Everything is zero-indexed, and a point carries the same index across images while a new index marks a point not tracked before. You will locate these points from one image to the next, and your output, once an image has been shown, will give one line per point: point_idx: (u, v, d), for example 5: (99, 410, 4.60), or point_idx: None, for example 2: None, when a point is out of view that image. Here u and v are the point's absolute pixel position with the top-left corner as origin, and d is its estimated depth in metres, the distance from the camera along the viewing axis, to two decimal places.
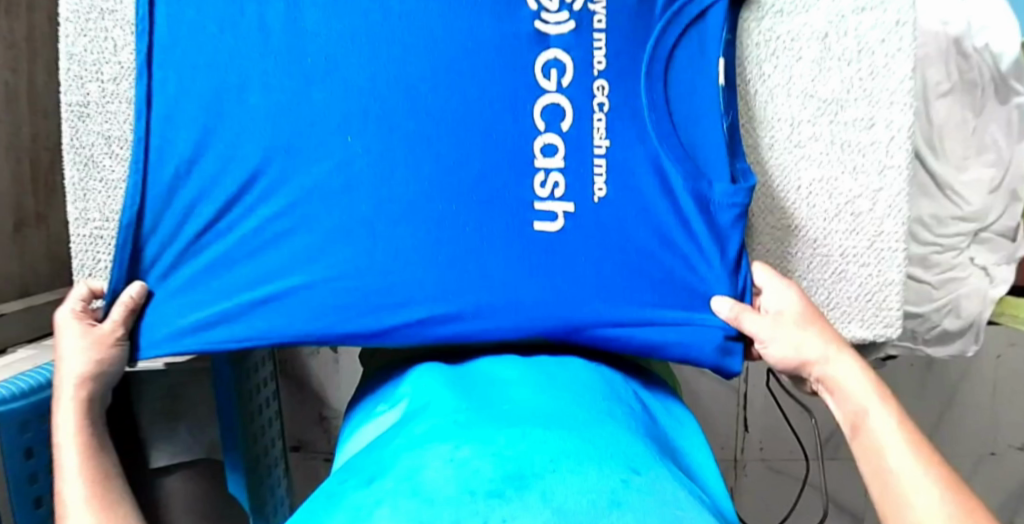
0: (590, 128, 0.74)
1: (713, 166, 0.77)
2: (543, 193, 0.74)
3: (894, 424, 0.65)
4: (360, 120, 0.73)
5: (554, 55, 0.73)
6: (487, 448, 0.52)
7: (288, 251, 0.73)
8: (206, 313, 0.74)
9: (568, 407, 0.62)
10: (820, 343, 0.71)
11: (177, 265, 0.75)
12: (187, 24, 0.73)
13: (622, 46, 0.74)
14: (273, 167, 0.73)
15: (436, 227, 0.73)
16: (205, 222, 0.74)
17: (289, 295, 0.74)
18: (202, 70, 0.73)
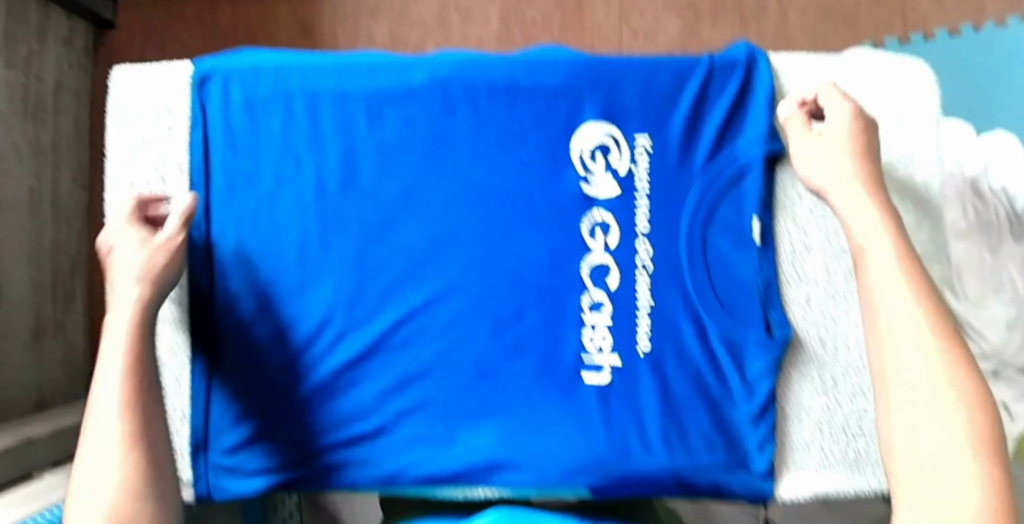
0: (634, 286, 0.72)
1: (748, 318, 0.73)
2: (591, 347, 0.73)
3: (951, 396, 0.49)
4: (415, 276, 0.73)
5: (602, 217, 0.71)
6: None
7: (358, 397, 0.73)
8: (264, 465, 0.73)
9: None
10: (883, 248, 0.58)
11: (242, 415, 0.74)
12: (241, 179, 0.72)
13: (664, 206, 0.71)
14: (336, 320, 0.73)
15: (490, 379, 0.73)
16: (262, 377, 0.73)
17: (366, 444, 0.74)
18: (257, 227, 0.73)
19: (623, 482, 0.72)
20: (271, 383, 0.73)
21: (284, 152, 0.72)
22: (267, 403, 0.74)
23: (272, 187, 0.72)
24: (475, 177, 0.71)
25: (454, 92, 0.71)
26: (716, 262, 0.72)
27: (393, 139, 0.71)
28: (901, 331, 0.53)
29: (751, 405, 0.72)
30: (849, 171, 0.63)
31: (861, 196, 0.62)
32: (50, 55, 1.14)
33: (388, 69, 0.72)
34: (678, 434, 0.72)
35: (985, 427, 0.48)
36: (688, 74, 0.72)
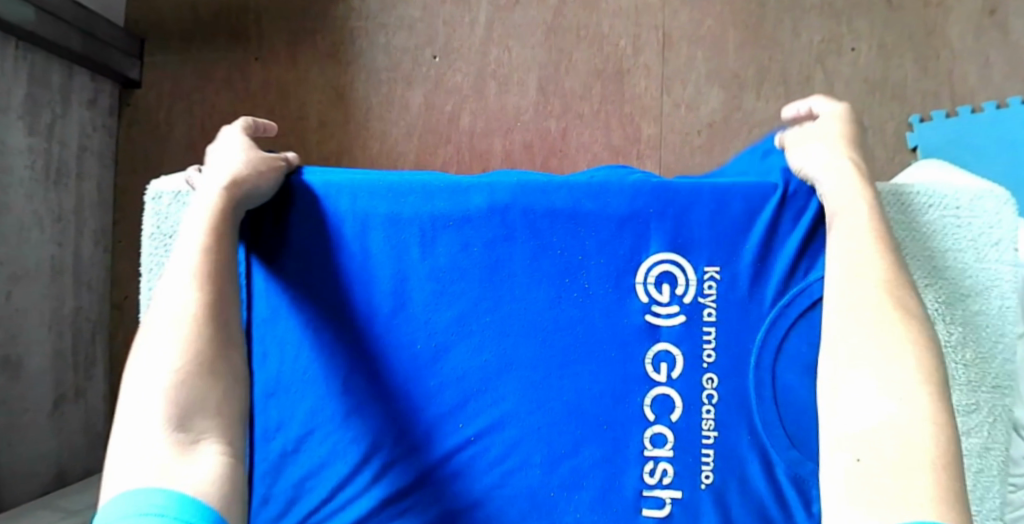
0: (698, 418, 0.71)
1: (817, 452, 0.70)
2: (651, 480, 0.70)
3: (917, 380, 0.49)
4: (469, 406, 0.71)
5: (666, 347, 0.71)
6: None
7: None
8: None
9: None
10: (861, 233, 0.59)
11: None
12: (299, 306, 0.71)
13: (733, 337, 0.71)
14: (384, 451, 0.70)
15: (546, 515, 0.70)
16: (306, 507, 0.70)
17: None
18: (315, 349, 0.71)
19: None
20: (315, 513, 0.70)
21: (346, 277, 0.71)
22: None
23: (332, 311, 0.71)
24: (542, 306, 0.71)
25: (518, 220, 0.72)
26: (783, 394, 0.70)
27: (459, 264, 0.72)
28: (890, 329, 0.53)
29: None
30: (850, 173, 0.63)
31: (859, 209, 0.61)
32: (76, 120, 1.11)
33: (443, 191, 0.72)
34: None
35: (945, 452, 0.46)
36: (761, 206, 0.70)
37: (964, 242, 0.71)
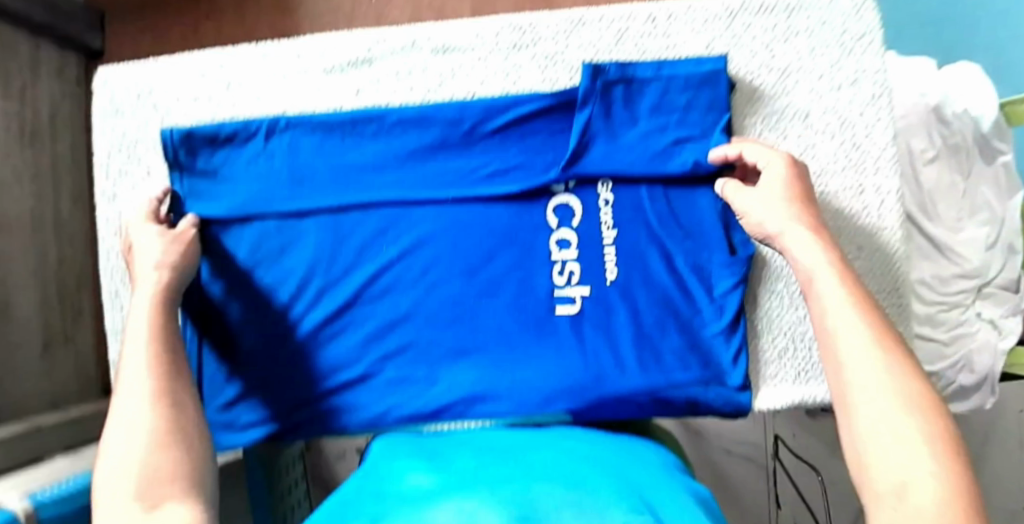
0: (598, 222, 0.77)
1: (712, 240, 0.77)
2: (560, 281, 0.77)
3: (884, 376, 0.51)
4: (388, 231, 0.78)
5: (566, 169, 0.76)
6: (474, 497, 0.46)
7: (341, 347, 0.78)
8: (259, 412, 0.79)
9: (630, 470, 0.54)
10: (810, 246, 0.62)
11: (239, 370, 0.79)
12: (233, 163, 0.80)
13: (618, 143, 0.77)
14: (318, 276, 0.79)
15: (467, 321, 0.78)
16: (254, 336, 0.79)
17: (354, 386, 0.78)
18: (250, 200, 0.79)
19: (601, 406, 0.75)
20: (263, 338, 0.79)
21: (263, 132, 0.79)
22: (261, 361, 0.79)
23: (260, 165, 0.79)
24: (448, 139, 0.78)
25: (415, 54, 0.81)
26: (679, 198, 0.77)
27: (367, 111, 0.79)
28: (849, 341, 0.54)
29: (723, 322, 0.76)
30: (774, 175, 0.69)
31: (802, 233, 0.63)
32: (46, 85, 1.20)
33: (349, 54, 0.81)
34: (652, 355, 0.76)
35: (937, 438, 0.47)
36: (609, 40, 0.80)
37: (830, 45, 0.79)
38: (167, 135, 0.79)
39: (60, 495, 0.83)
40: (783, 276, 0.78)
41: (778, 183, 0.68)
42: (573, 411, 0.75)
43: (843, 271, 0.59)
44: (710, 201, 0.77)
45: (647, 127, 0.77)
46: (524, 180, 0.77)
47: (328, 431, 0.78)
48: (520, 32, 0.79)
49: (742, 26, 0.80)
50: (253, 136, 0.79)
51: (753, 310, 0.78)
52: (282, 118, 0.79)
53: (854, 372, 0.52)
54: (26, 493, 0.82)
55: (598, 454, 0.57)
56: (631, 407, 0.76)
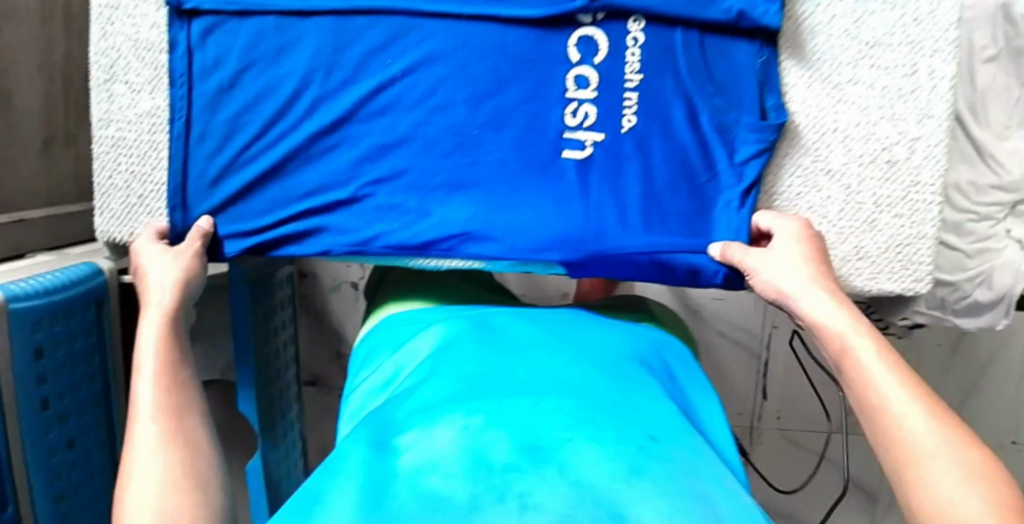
0: (623, 62, 0.71)
1: (742, 101, 0.72)
2: (573, 122, 0.72)
3: (882, 365, 0.55)
4: (399, 45, 0.72)
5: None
6: (502, 415, 0.49)
7: (331, 164, 0.74)
8: (242, 222, 0.75)
9: (599, 373, 0.56)
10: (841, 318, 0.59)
11: (224, 176, 0.74)
12: None
13: None
14: (316, 84, 0.73)
15: (471, 154, 0.73)
16: (241, 143, 0.74)
17: (343, 207, 0.74)
18: None
19: (600, 258, 0.72)
20: (251, 145, 0.74)
21: None
22: (248, 168, 0.74)
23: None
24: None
25: None
26: (713, 51, 0.71)
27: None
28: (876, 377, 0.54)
29: (739, 188, 0.72)
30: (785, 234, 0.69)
31: (838, 308, 0.60)
32: None
33: None
34: (657, 215, 0.73)
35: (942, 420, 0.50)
36: None
37: None
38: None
39: (33, 289, 0.77)
40: (810, 153, 0.72)
41: (795, 241, 0.68)
42: (567, 262, 0.73)
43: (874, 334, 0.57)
44: (745, 58, 0.71)
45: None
46: (550, 5, 0.70)
47: (313, 250, 0.75)
48: None
49: None
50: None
51: (772, 187, 0.74)
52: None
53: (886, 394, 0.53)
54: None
55: (613, 367, 0.59)
56: (626, 267, 0.73)
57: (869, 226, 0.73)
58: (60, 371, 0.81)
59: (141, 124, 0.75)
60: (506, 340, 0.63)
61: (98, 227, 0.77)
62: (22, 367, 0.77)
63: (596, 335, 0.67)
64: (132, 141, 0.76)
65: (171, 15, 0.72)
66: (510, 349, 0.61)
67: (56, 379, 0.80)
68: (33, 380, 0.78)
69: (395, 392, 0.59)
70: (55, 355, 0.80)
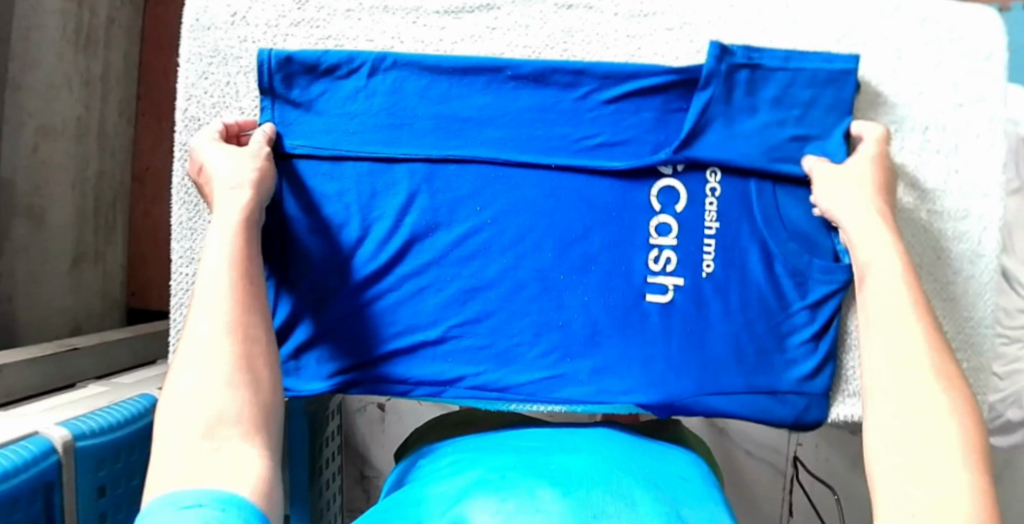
0: (701, 210, 0.75)
1: (818, 245, 0.75)
2: (656, 267, 0.75)
3: (938, 403, 0.55)
4: (489, 193, 0.75)
5: (678, 152, 0.73)
6: (531, 505, 0.54)
7: (426, 305, 0.75)
8: (334, 365, 0.75)
9: (615, 470, 0.61)
10: (898, 283, 0.63)
11: (297, 322, 0.75)
12: (337, 109, 0.75)
13: (738, 148, 0.74)
14: (411, 218, 0.75)
15: (557, 297, 0.75)
16: (329, 297, 0.75)
17: (444, 343, 0.75)
18: (340, 138, 0.75)
19: (681, 403, 0.75)
20: (347, 287, 0.75)
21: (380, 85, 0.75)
22: (331, 313, 0.75)
23: (360, 102, 0.75)
24: (559, 101, 0.75)
25: (535, 6, 0.76)
26: (794, 205, 0.75)
27: (481, 62, 0.75)
28: (910, 363, 0.58)
29: (811, 327, 0.75)
30: (861, 171, 0.72)
31: (893, 280, 0.64)
32: None
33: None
34: (736, 349, 0.75)
35: None
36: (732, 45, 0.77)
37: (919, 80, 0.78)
38: (263, 60, 0.74)
39: (98, 425, 0.76)
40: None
41: (867, 182, 0.71)
42: (647, 404, 0.74)
43: (921, 312, 0.61)
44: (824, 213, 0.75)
45: (762, 120, 0.74)
46: (634, 156, 0.74)
47: (407, 387, 0.75)
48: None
49: (855, 44, 0.78)
50: (356, 71, 0.75)
51: (846, 319, 0.77)
52: (389, 55, 0.75)
53: (912, 410, 0.55)
54: (62, 419, 0.75)
55: (632, 465, 0.63)
56: (712, 409, 0.75)
57: None
58: (118, 511, 0.79)
59: None
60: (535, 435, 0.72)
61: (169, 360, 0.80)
62: (87, 508, 0.75)
63: (605, 436, 0.71)
64: None
65: None
66: (536, 452, 0.66)
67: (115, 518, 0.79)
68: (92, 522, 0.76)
69: (429, 488, 0.63)
70: (116, 493, 0.79)
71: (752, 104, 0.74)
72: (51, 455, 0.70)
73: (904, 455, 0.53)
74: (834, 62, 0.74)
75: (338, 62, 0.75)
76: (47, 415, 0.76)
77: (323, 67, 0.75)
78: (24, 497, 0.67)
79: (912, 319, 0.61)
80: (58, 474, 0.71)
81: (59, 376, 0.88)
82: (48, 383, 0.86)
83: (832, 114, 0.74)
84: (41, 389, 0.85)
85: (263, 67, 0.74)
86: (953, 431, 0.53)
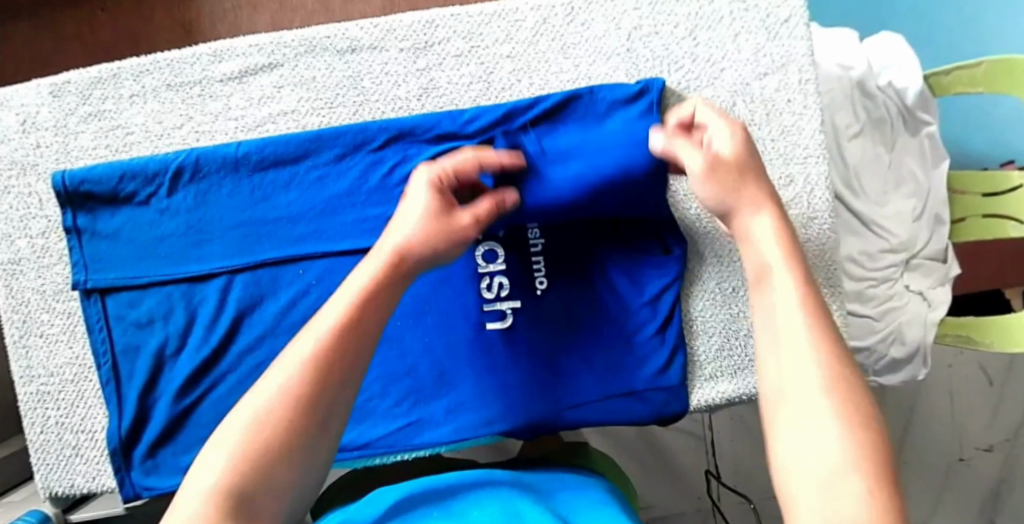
0: (524, 231, 0.75)
1: (646, 243, 0.76)
2: (490, 295, 0.74)
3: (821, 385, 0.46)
4: (310, 254, 0.74)
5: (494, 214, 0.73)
6: None
7: None
8: (194, 452, 0.75)
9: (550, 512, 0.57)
10: (769, 245, 0.56)
11: (148, 418, 0.75)
12: (140, 217, 0.75)
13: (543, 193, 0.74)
14: (239, 288, 0.74)
15: (398, 343, 0.75)
16: (174, 387, 0.75)
17: None
18: (153, 245, 0.75)
19: (541, 422, 0.74)
20: (190, 375, 0.74)
21: (175, 176, 0.74)
22: (169, 414, 0.75)
23: (168, 221, 0.75)
24: (363, 184, 0.74)
25: (319, 56, 0.75)
26: (623, 215, 0.75)
27: (277, 153, 0.74)
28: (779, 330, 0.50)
29: (655, 322, 0.75)
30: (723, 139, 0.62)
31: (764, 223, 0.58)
32: None
33: (231, 66, 0.76)
34: (583, 358, 0.75)
35: None
36: (523, 62, 0.76)
37: (721, 54, 0.77)
38: (58, 181, 0.74)
39: None
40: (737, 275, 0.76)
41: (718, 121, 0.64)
42: (508, 431, 0.74)
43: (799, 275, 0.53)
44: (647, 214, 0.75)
45: None
46: None
47: None
48: (430, 27, 0.75)
49: (650, 33, 0.76)
50: (155, 192, 0.75)
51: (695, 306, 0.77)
52: (183, 153, 0.74)
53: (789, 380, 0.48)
54: None
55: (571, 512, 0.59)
56: (572, 422, 0.75)
57: None
58: None
59: (63, 374, 0.77)
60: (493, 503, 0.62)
61: (38, 482, 0.78)
62: None
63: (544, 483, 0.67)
64: (56, 393, 0.77)
65: (81, 297, 0.75)
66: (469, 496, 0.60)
67: None
68: None
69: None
70: None
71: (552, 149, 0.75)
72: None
73: (793, 433, 0.45)
74: (615, 78, 0.76)
75: (134, 173, 0.74)
76: None
77: (117, 174, 0.74)
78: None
79: (790, 295, 0.52)
80: None
81: None
82: None
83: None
84: None
85: (58, 191, 0.74)
86: (823, 387, 0.46)
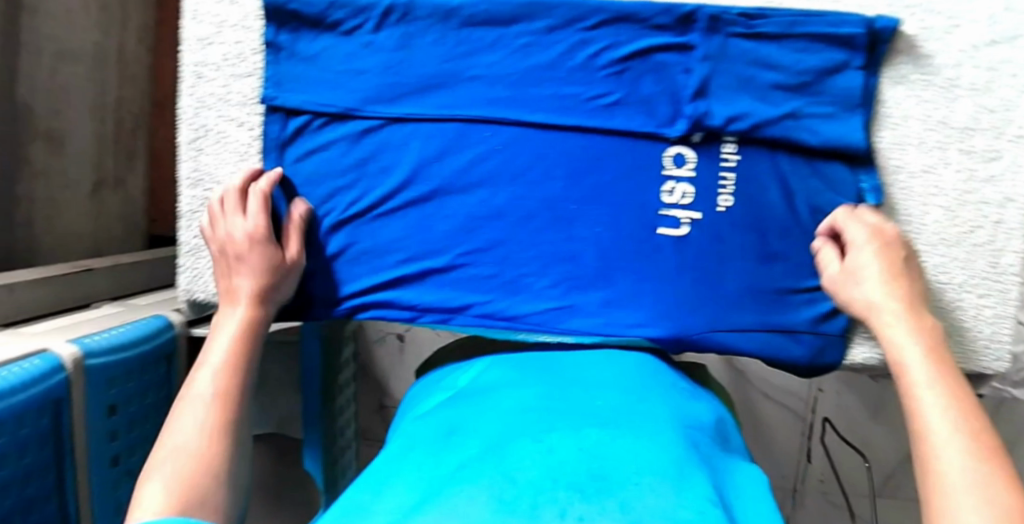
0: (718, 146, 0.72)
1: (842, 184, 0.73)
2: (670, 200, 0.73)
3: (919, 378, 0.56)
4: (502, 119, 0.73)
5: (695, 122, 0.70)
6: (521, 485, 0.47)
7: (434, 233, 0.76)
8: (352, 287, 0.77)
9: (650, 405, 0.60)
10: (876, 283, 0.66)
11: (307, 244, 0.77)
12: (341, 47, 0.74)
13: (751, 110, 0.70)
14: (420, 138, 0.75)
15: (568, 226, 0.74)
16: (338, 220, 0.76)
17: (462, 267, 0.76)
18: (345, 78, 0.74)
19: (692, 338, 0.74)
20: (361, 212, 0.76)
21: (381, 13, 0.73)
22: (329, 245, 0.76)
23: (366, 56, 0.74)
24: (568, 59, 0.72)
25: None
26: (822, 154, 0.72)
27: (490, 11, 0.72)
28: (926, 400, 0.55)
29: None
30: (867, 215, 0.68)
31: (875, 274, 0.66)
32: None
33: None
34: (750, 283, 0.74)
35: None
36: None
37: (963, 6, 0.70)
38: None
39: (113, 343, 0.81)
40: (989, 224, 0.73)
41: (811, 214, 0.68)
42: (659, 337, 0.74)
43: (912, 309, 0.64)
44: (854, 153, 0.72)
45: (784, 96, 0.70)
46: (648, 102, 0.72)
47: (423, 315, 0.77)
48: None
49: None
50: (361, 25, 0.74)
51: (910, 153, 0.72)
52: None
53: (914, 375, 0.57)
54: (73, 338, 0.79)
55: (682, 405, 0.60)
56: (720, 345, 0.74)
57: (952, 306, 0.74)
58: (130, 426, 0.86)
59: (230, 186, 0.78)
60: (579, 378, 0.64)
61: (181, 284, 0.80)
62: (98, 422, 0.81)
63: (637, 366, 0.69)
64: None
65: (268, 111, 0.76)
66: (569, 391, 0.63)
67: (126, 436, 0.85)
68: (105, 436, 0.82)
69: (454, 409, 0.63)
70: (128, 410, 0.85)
71: (771, 65, 0.70)
72: (60, 372, 0.75)
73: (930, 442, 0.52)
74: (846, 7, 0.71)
75: (342, 1, 0.73)
76: (60, 334, 0.81)
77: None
78: (32, 414, 0.72)
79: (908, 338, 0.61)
80: (67, 390, 0.76)
81: (73, 297, 0.92)
82: (65, 300, 0.91)
83: (849, 72, 0.70)
84: (55, 307, 0.89)
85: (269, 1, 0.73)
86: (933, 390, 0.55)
